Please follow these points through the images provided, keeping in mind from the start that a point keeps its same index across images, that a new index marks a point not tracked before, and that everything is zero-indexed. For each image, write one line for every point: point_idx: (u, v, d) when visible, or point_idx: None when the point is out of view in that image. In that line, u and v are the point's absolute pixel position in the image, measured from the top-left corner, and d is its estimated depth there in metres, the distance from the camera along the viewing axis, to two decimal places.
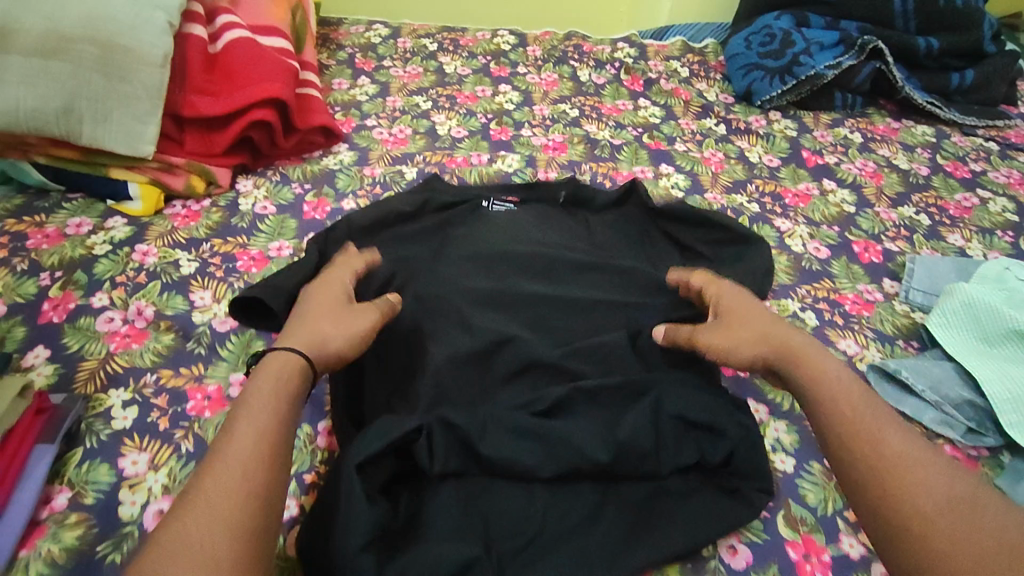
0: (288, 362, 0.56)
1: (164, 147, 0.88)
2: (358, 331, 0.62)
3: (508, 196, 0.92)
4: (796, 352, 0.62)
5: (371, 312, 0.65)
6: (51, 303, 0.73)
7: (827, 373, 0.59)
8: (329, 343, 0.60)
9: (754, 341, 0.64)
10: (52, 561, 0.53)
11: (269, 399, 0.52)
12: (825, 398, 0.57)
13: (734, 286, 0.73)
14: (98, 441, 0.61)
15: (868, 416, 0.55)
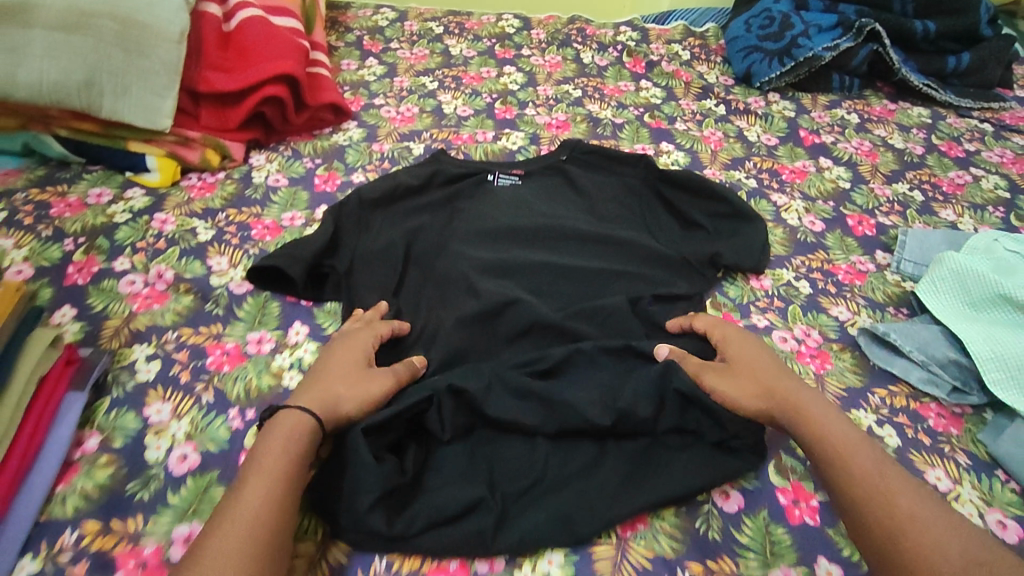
0: (300, 422, 0.57)
1: (180, 121, 0.91)
2: (372, 397, 0.62)
3: (513, 170, 0.94)
4: (801, 409, 0.61)
5: (387, 377, 0.65)
6: (76, 266, 0.76)
7: (832, 429, 0.59)
8: (340, 407, 0.60)
9: (757, 393, 0.63)
10: (86, 496, 0.57)
11: (282, 456, 0.55)
12: (835, 455, 0.57)
13: (742, 333, 0.72)
14: (124, 391, 0.65)
15: (877, 472, 0.56)
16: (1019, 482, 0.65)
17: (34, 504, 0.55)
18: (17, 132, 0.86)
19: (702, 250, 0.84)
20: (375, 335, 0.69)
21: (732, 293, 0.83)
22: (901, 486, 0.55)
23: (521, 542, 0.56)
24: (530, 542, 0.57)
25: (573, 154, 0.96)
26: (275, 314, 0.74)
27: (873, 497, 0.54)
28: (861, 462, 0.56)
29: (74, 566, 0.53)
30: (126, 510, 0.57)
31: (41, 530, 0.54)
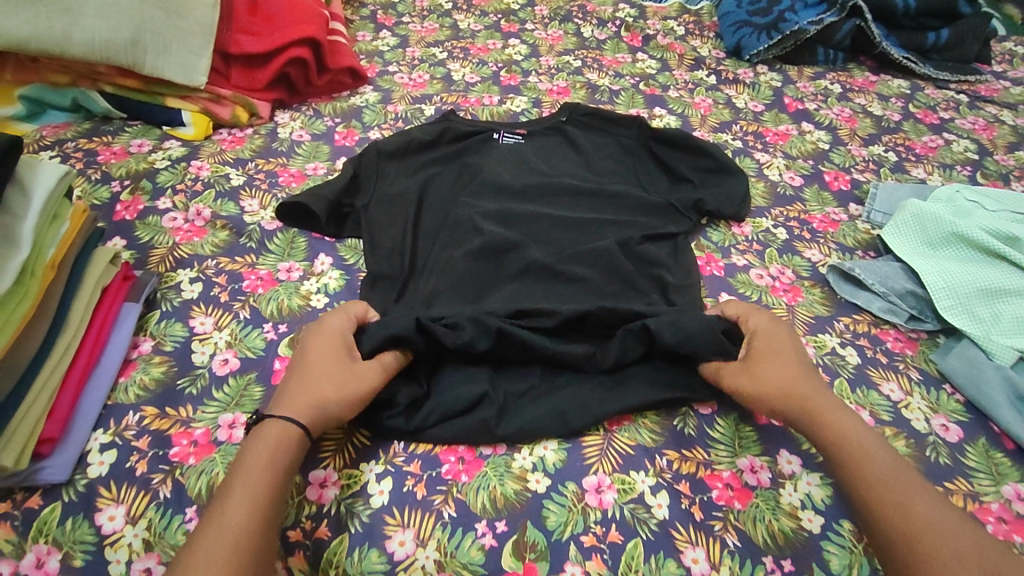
0: (286, 434, 0.58)
1: (212, 80, 0.98)
2: (363, 394, 0.62)
3: (517, 129, 1.01)
4: (817, 413, 0.63)
5: (376, 372, 0.64)
6: (123, 205, 0.85)
7: (852, 436, 0.61)
8: (329, 406, 0.60)
9: (772, 397, 0.65)
10: (145, 387, 0.66)
11: (266, 467, 0.55)
12: (854, 466, 0.59)
13: (770, 330, 0.71)
14: (172, 306, 0.73)
15: (887, 474, 0.57)
16: (964, 392, 0.73)
17: (103, 390, 0.64)
18: (66, 89, 0.95)
19: (687, 197, 0.92)
20: (347, 323, 0.68)
21: (715, 237, 0.91)
22: (921, 498, 0.55)
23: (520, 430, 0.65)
24: (528, 430, 0.65)
25: (572, 116, 1.03)
26: (302, 248, 0.83)
27: (891, 506, 0.55)
28: (882, 471, 0.58)
29: (137, 440, 0.62)
30: (179, 400, 0.65)
31: (108, 412, 0.63)
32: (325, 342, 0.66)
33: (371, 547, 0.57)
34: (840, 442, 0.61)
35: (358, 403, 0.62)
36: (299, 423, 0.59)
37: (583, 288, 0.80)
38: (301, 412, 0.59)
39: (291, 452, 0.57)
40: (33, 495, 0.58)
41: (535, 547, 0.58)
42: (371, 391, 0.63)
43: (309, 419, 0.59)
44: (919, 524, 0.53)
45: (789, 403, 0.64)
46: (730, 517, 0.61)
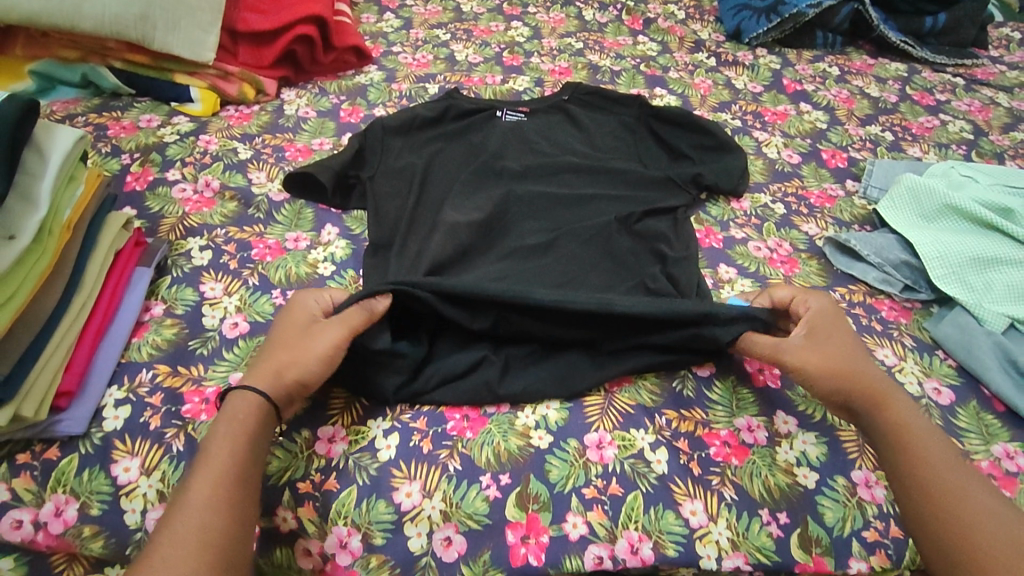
0: (244, 403, 0.57)
1: (220, 57, 1.01)
2: (321, 351, 0.60)
3: (519, 107, 1.02)
4: (877, 394, 0.62)
5: (337, 327, 0.61)
6: (133, 176, 0.86)
7: (915, 425, 0.60)
8: (286, 373, 0.59)
9: (833, 373, 0.63)
10: (157, 347, 0.67)
11: (227, 438, 0.55)
12: (904, 441, 0.59)
13: (830, 312, 0.68)
14: (182, 272, 0.75)
15: (938, 454, 0.58)
16: (956, 357, 0.75)
17: (116, 349, 0.65)
18: (76, 64, 0.96)
19: (685, 172, 0.94)
20: (322, 295, 0.67)
21: (714, 212, 0.92)
22: (983, 493, 0.55)
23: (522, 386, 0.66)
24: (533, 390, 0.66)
25: (574, 96, 1.05)
26: (310, 218, 0.84)
27: (953, 497, 0.55)
28: (945, 462, 0.57)
29: (151, 396, 0.63)
30: (190, 360, 0.67)
31: (122, 370, 0.65)
32: (296, 315, 0.65)
33: (379, 498, 0.59)
34: (904, 429, 0.60)
35: (319, 362, 0.60)
36: (259, 395, 0.57)
37: (583, 258, 0.82)
38: (258, 379, 0.59)
39: (254, 426, 0.56)
40: (51, 447, 0.59)
41: (538, 498, 0.60)
42: (332, 346, 0.61)
43: (267, 385, 0.58)
44: (961, 499, 0.54)
45: (855, 383, 0.62)
46: (727, 473, 0.62)
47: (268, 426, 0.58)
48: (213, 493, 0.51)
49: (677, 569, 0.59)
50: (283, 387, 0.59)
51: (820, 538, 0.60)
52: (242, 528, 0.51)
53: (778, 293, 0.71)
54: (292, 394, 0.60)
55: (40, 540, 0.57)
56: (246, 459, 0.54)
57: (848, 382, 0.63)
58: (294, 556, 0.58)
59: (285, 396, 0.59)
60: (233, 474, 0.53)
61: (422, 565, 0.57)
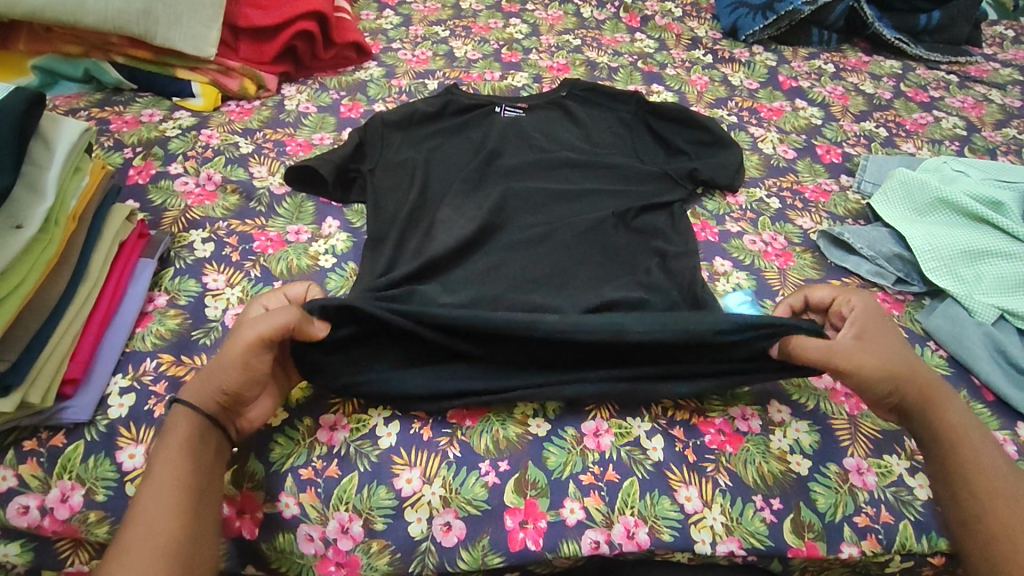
0: (176, 414, 0.56)
1: (221, 53, 1.02)
2: (236, 357, 0.56)
3: (518, 103, 1.03)
4: (926, 393, 0.61)
5: (253, 327, 0.56)
6: (136, 169, 0.87)
7: (964, 426, 0.60)
8: (207, 382, 0.56)
9: (891, 373, 0.60)
10: (161, 336, 0.68)
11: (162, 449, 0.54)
12: (952, 442, 0.59)
13: (873, 312, 0.65)
14: (185, 264, 0.76)
15: (985, 456, 0.58)
16: (947, 348, 0.76)
17: (121, 339, 0.66)
18: (79, 60, 0.97)
19: (682, 166, 0.95)
20: (276, 297, 0.64)
21: (709, 206, 0.93)
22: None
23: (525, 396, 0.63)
24: (536, 392, 0.64)
25: (572, 92, 1.05)
26: (310, 212, 0.85)
27: (1004, 500, 0.56)
28: (994, 464, 0.58)
29: (155, 385, 0.64)
30: (193, 350, 0.68)
31: (126, 359, 0.66)
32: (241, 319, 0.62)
33: (380, 485, 0.60)
34: (955, 430, 0.60)
35: (234, 368, 0.56)
36: (187, 404, 0.56)
37: (581, 251, 0.83)
38: (188, 390, 0.57)
39: (191, 433, 0.55)
40: (57, 434, 0.60)
41: (536, 484, 0.61)
42: (245, 350, 0.56)
43: (197, 396, 0.57)
44: (1007, 504, 0.55)
45: (910, 382, 0.61)
46: (721, 460, 0.63)
47: (209, 432, 0.56)
48: (160, 504, 0.51)
49: (672, 553, 0.60)
50: (210, 399, 0.56)
51: (812, 523, 0.61)
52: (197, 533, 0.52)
53: (816, 294, 0.69)
54: (224, 403, 0.57)
55: (47, 526, 0.58)
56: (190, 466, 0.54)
57: (902, 383, 0.61)
58: (296, 541, 0.59)
59: (217, 406, 0.57)
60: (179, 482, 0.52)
61: (422, 549, 0.58)
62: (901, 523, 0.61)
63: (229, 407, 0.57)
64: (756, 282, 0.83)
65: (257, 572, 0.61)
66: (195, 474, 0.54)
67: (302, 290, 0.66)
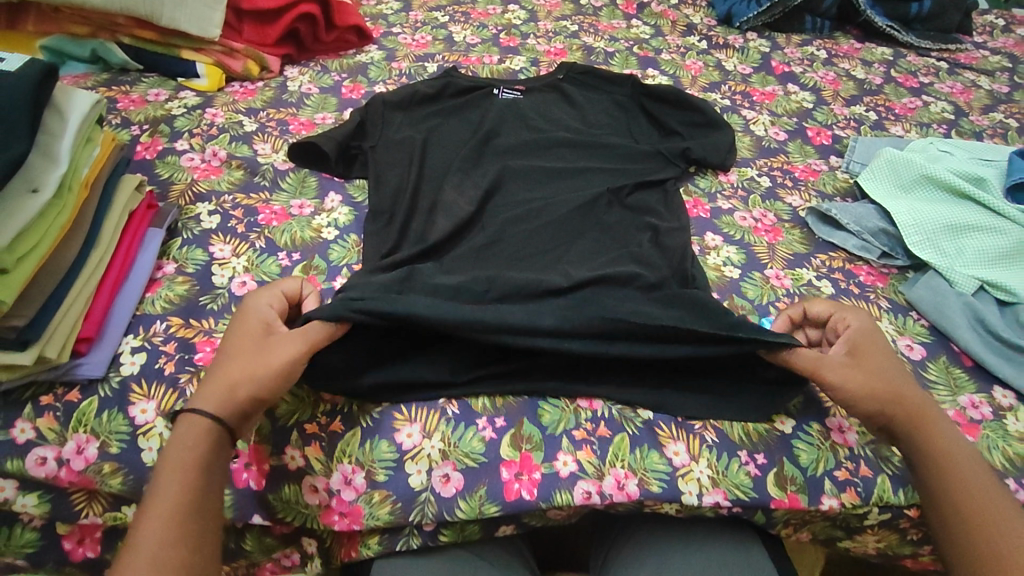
0: (192, 425, 0.56)
1: (225, 34, 1.04)
2: (278, 366, 0.58)
3: (516, 85, 1.05)
4: (914, 410, 0.62)
5: (297, 339, 0.60)
6: (143, 146, 0.90)
7: (951, 446, 0.61)
8: (238, 389, 0.57)
9: (877, 392, 0.62)
10: (170, 301, 0.71)
11: (182, 462, 0.54)
12: (934, 454, 0.61)
13: (870, 331, 0.67)
14: (192, 234, 0.78)
15: (965, 467, 0.60)
16: (928, 318, 0.79)
17: (131, 302, 0.69)
18: (86, 40, 0.99)
19: (675, 146, 0.97)
20: (276, 297, 0.65)
21: (702, 184, 0.96)
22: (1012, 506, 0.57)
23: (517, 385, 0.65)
24: (532, 357, 0.67)
25: (568, 75, 1.08)
26: (313, 186, 0.88)
27: (989, 514, 0.57)
28: (977, 480, 0.59)
29: (165, 345, 0.67)
30: (201, 314, 0.70)
31: (136, 321, 0.68)
32: (248, 323, 0.62)
33: (382, 439, 0.63)
34: (938, 443, 0.61)
35: (274, 376, 0.58)
36: (208, 416, 0.57)
37: (576, 226, 0.85)
38: (208, 399, 0.57)
39: (207, 451, 0.56)
40: (72, 390, 0.63)
41: (530, 439, 0.64)
42: (288, 360, 0.59)
43: (217, 405, 0.57)
44: (984, 512, 0.57)
45: (896, 399, 0.63)
46: (708, 417, 0.66)
47: (221, 446, 0.57)
48: (168, 520, 0.51)
49: (661, 505, 0.63)
50: (237, 405, 0.58)
51: (795, 477, 0.64)
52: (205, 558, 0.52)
53: (813, 310, 0.70)
54: (247, 411, 0.58)
55: (63, 476, 0.61)
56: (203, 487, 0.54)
57: (890, 400, 0.62)
58: (301, 491, 0.62)
59: (237, 415, 0.58)
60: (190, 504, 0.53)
61: (422, 499, 0.61)
62: (878, 476, 0.65)
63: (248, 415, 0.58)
64: (746, 255, 0.85)
65: (263, 522, 0.64)
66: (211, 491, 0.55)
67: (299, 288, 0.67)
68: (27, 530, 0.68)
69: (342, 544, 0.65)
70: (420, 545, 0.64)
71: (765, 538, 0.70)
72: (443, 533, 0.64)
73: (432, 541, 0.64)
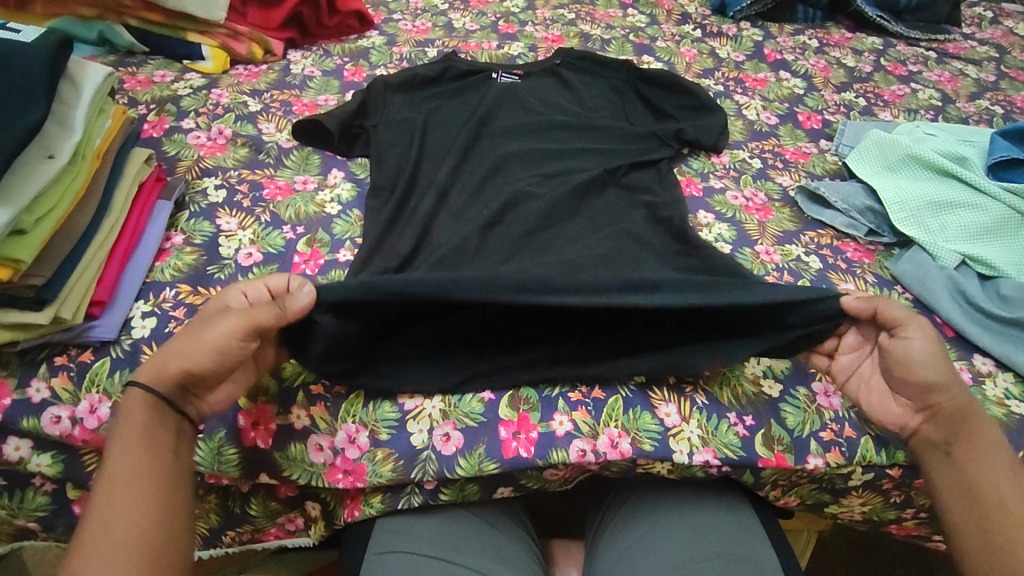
0: (132, 399, 0.57)
1: (230, 18, 1.06)
2: (213, 341, 0.56)
3: (514, 70, 1.07)
4: (964, 395, 0.61)
5: (239, 318, 0.57)
6: (151, 124, 0.92)
7: (992, 449, 0.60)
8: (172, 364, 0.57)
9: (941, 368, 0.61)
10: (179, 269, 0.73)
11: (123, 437, 0.55)
12: (968, 439, 0.60)
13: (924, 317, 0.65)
14: (199, 207, 0.81)
15: (995, 457, 0.59)
16: (912, 291, 0.82)
17: (142, 268, 0.71)
18: (93, 22, 1.02)
19: (669, 127, 1.00)
20: (258, 285, 0.62)
21: (695, 165, 0.98)
22: None
23: (515, 347, 0.67)
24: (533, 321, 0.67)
25: (566, 60, 1.10)
26: (317, 164, 0.90)
27: (1008, 503, 0.57)
28: (1005, 469, 0.58)
29: (175, 310, 0.69)
30: (210, 282, 0.73)
31: (147, 288, 0.71)
32: (216, 304, 0.61)
33: (385, 400, 0.66)
34: (976, 429, 0.60)
35: (210, 353, 0.57)
36: (144, 390, 0.57)
37: (574, 201, 0.87)
38: (147, 374, 0.57)
39: (145, 420, 0.56)
40: (85, 351, 0.65)
41: (528, 401, 0.66)
42: (224, 337, 0.56)
43: (153, 378, 0.57)
44: (1003, 502, 0.57)
45: (952, 383, 0.61)
46: (699, 381, 0.69)
47: (162, 415, 0.57)
48: (119, 493, 0.53)
49: (653, 464, 0.66)
50: (172, 377, 0.57)
51: (782, 437, 0.67)
52: (167, 521, 0.53)
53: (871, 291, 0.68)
54: (184, 382, 0.57)
55: (76, 435, 0.63)
56: (153, 458, 0.55)
57: (948, 379, 0.61)
58: (307, 450, 0.65)
59: (174, 385, 0.57)
60: (146, 475, 0.54)
61: (423, 457, 0.64)
62: (862, 437, 0.67)
63: (187, 386, 0.58)
64: (737, 232, 0.88)
65: (269, 481, 0.66)
66: (158, 459, 0.55)
67: (285, 281, 0.63)
68: (39, 494, 0.68)
69: (345, 504, 0.67)
70: (420, 504, 0.66)
71: (754, 501, 0.73)
72: (443, 492, 0.66)
73: (433, 500, 0.66)
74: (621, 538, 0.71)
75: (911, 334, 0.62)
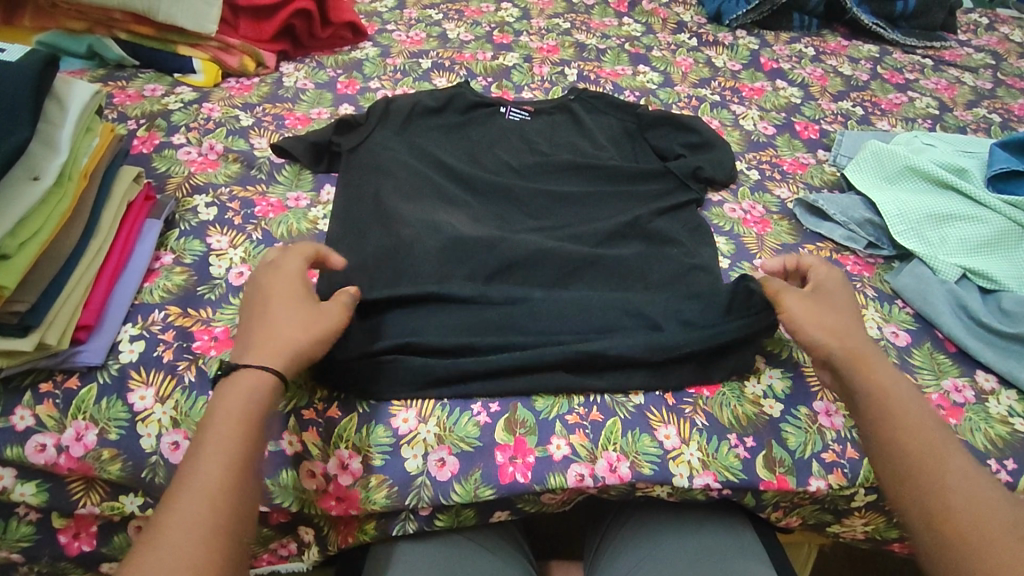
0: (254, 381, 0.55)
1: (221, 30, 1.05)
2: (330, 328, 0.61)
3: (524, 105, 0.99)
4: (856, 354, 0.62)
5: (338, 304, 0.63)
6: (140, 140, 0.90)
7: (898, 394, 0.60)
8: (300, 353, 0.58)
9: (823, 328, 0.64)
10: (168, 290, 0.72)
11: (228, 421, 0.53)
12: (874, 389, 0.60)
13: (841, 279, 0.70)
14: (189, 226, 0.79)
15: (902, 400, 0.59)
16: (913, 306, 0.81)
17: (131, 289, 0.70)
18: (82, 36, 1.00)
19: (685, 163, 0.91)
20: (302, 258, 0.65)
21: None
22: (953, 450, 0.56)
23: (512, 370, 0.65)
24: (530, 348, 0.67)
25: (580, 97, 1.01)
26: (310, 180, 0.88)
27: (918, 440, 0.56)
28: (912, 410, 0.59)
29: (163, 333, 0.68)
30: (199, 303, 0.71)
31: (135, 310, 0.69)
32: (280, 281, 0.62)
33: (378, 424, 0.64)
34: (878, 383, 0.60)
35: (331, 337, 0.61)
36: (265, 372, 0.56)
37: (571, 214, 0.85)
38: (270, 360, 0.56)
39: (249, 406, 0.54)
40: (71, 376, 0.64)
41: (524, 423, 0.65)
42: (338, 323, 0.62)
43: (282, 364, 0.57)
44: (917, 440, 0.56)
45: (839, 343, 0.63)
46: (699, 402, 0.68)
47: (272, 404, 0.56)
48: (211, 480, 0.49)
49: (653, 487, 0.64)
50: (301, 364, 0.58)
51: (783, 459, 0.65)
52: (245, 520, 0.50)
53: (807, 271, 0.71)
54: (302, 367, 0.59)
55: (62, 463, 0.62)
56: (252, 448, 0.53)
57: (834, 338, 0.63)
58: (299, 476, 0.63)
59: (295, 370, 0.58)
60: (248, 465, 0.52)
61: (418, 483, 0.62)
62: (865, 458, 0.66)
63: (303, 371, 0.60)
64: (735, 245, 0.86)
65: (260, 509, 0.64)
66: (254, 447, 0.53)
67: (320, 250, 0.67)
68: (23, 524, 0.66)
69: (339, 531, 0.66)
70: (416, 530, 0.65)
71: (755, 522, 0.72)
72: (438, 517, 0.65)
73: (428, 526, 0.65)
74: (619, 561, 0.70)
75: (788, 304, 0.66)
